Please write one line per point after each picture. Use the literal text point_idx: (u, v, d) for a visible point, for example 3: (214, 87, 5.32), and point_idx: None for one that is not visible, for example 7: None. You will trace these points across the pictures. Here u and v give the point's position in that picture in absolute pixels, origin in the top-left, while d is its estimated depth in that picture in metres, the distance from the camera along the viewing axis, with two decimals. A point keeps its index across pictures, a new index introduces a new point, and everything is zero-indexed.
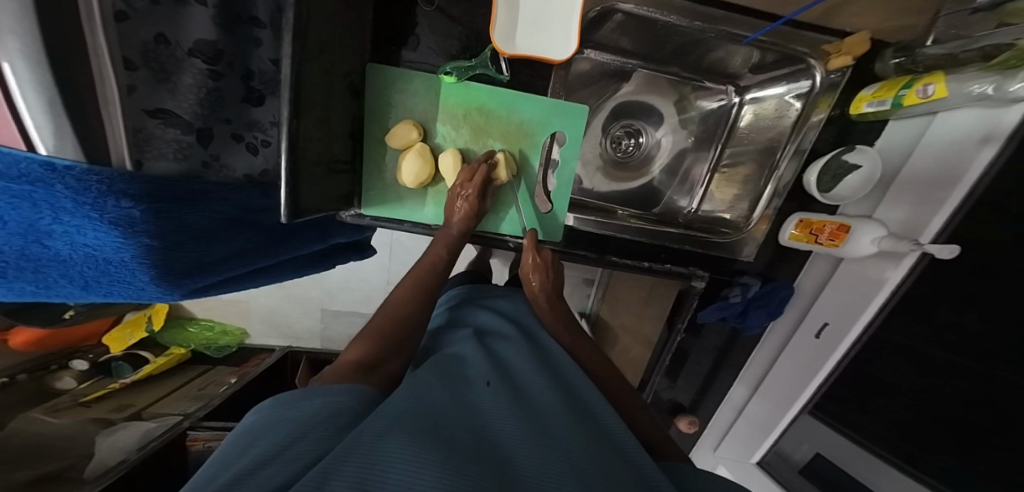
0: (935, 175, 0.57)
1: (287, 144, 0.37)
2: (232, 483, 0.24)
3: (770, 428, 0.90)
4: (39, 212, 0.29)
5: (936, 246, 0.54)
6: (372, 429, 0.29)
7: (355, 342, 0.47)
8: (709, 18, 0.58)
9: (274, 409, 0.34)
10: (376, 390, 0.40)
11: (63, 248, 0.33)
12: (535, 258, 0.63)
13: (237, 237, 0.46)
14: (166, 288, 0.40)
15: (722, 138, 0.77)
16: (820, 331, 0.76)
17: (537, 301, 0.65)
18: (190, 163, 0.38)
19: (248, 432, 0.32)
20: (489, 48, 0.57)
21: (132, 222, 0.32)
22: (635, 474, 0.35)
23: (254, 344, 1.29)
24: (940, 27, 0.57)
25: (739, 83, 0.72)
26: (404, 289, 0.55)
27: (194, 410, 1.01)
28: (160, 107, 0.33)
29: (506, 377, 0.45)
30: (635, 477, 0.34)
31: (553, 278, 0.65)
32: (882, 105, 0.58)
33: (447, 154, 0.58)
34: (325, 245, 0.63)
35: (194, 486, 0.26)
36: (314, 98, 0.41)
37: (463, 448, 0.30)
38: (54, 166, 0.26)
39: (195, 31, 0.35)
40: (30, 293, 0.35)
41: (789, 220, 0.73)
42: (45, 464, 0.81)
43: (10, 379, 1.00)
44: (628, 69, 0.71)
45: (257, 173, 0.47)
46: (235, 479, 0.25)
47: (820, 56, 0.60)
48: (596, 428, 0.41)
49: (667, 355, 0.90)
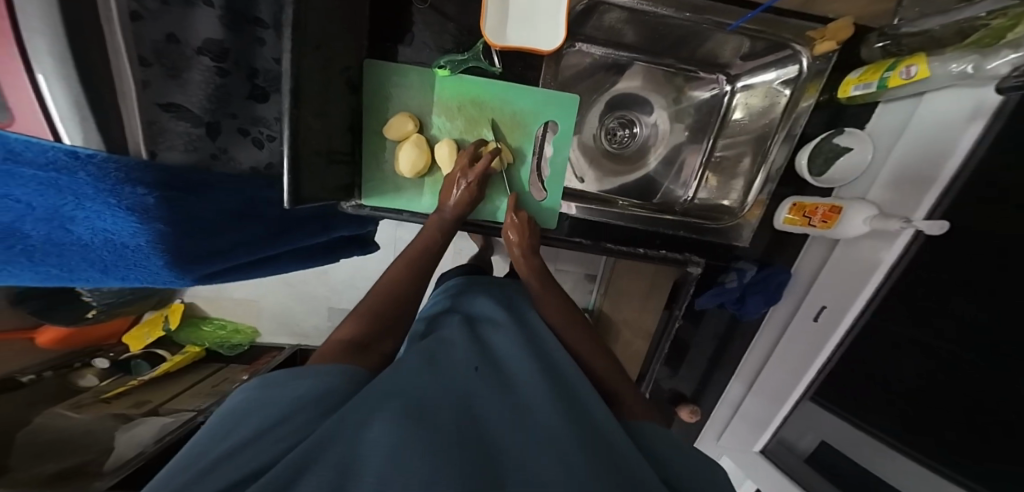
0: (924, 156, 0.57)
1: (289, 135, 0.39)
2: (214, 464, 0.27)
3: (767, 423, 0.91)
4: (63, 199, 0.31)
5: (925, 222, 0.54)
6: (358, 413, 0.32)
7: (347, 320, 0.49)
8: (695, 8, 0.60)
9: (257, 390, 0.36)
10: (368, 369, 0.43)
11: (84, 233, 0.35)
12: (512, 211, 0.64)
13: (244, 227, 0.49)
14: (178, 272, 0.43)
15: (715, 128, 0.78)
16: (819, 314, 0.76)
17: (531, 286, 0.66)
18: (199, 155, 0.40)
19: (236, 408, 0.34)
20: (481, 42, 0.59)
21: (146, 208, 0.35)
22: (612, 454, 0.37)
23: (265, 342, 1.33)
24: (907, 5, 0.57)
25: (729, 72, 0.73)
26: (399, 268, 0.57)
27: (207, 405, 1.05)
28: (170, 101, 0.36)
29: (493, 365, 0.48)
30: (612, 457, 0.37)
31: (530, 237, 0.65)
32: (868, 87, 0.59)
33: (443, 144, 0.60)
34: (328, 237, 0.66)
35: (188, 460, 0.29)
36: (313, 91, 0.43)
37: (446, 430, 0.32)
38: (78, 154, 0.29)
39: (203, 31, 0.37)
40: (57, 276, 0.38)
41: (783, 204, 0.72)
42: (67, 458, 0.85)
43: (37, 376, 1.06)
44: (624, 62, 0.73)
45: (263, 166, 0.50)
46: (208, 467, 0.27)
47: (805, 42, 0.61)
48: (577, 412, 0.43)
49: (667, 341, 0.89)
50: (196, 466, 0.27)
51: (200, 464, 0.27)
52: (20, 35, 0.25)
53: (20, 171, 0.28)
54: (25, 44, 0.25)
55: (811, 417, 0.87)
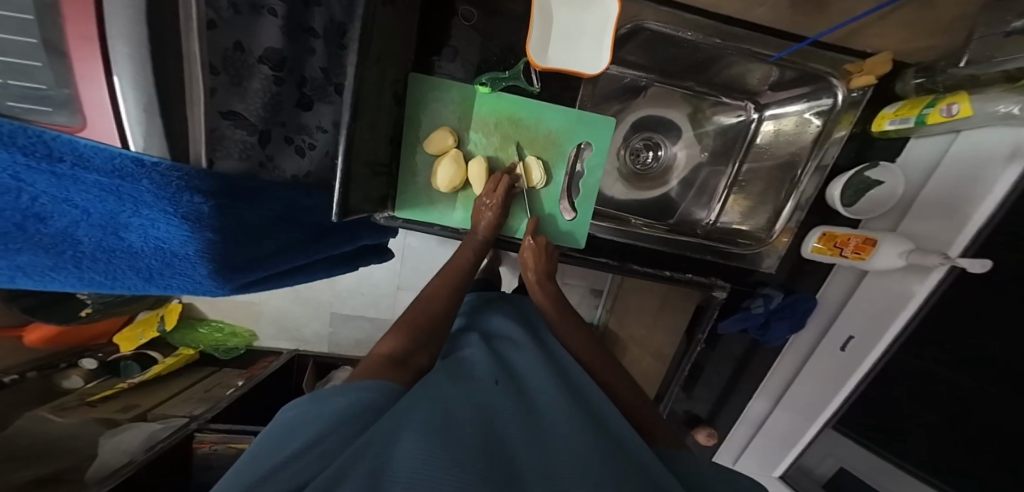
0: (959, 189, 0.59)
1: (345, 147, 0.40)
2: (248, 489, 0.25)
3: (794, 442, 0.89)
4: (122, 205, 0.32)
5: (967, 260, 0.55)
6: (386, 430, 0.31)
7: (391, 333, 0.49)
8: (728, 35, 0.61)
9: (307, 404, 0.35)
10: (403, 384, 0.41)
11: (136, 240, 0.36)
12: (538, 281, 0.64)
13: (280, 234, 0.49)
14: (220, 282, 0.42)
15: (740, 152, 0.79)
16: (846, 344, 0.76)
17: (526, 275, 0.65)
18: (251, 163, 0.40)
19: (283, 426, 0.33)
20: (522, 61, 0.60)
21: (200, 217, 0.35)
22: (646, 475, 0.36)
23: (264, 346, 1.28)
24: (974, 47, 0.57)
25: (758, 100, 0.75)
26: (435, 285, 0.57)
27: (201, 412, 0.99)
28: (231, 109, 0.36)
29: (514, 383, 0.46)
30: (647, 478, 0.35)
31: (547, 263, 0.65)
32: (904, 122, 0.61)
33: (476, 161, 0.60)
34: (353, 246, 0.67)
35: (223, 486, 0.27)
36: (368, 102, 0.43)
37: (474, 447, 0.31)
38: (144, 161, 0.29)
39: (266, 40, 0.39)
40: (99, 283, 0.39)
41: (813, 233, 0.74)
42: (47, 463, 0.81)
43: (20, 376, 0.98)
44: (642, 84, 0.74)
45: (303, 173, 0.48)
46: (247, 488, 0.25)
47: (842, 75, 0.63)
48: (608, 436, 0.41)
49: (686, 365, 0.90)
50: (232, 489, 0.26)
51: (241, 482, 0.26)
52: (105, 40, 0.26)
53: (85, 176, 0.28)
54: (107, 51, 0.26)
55: (830, 442, 0.87)
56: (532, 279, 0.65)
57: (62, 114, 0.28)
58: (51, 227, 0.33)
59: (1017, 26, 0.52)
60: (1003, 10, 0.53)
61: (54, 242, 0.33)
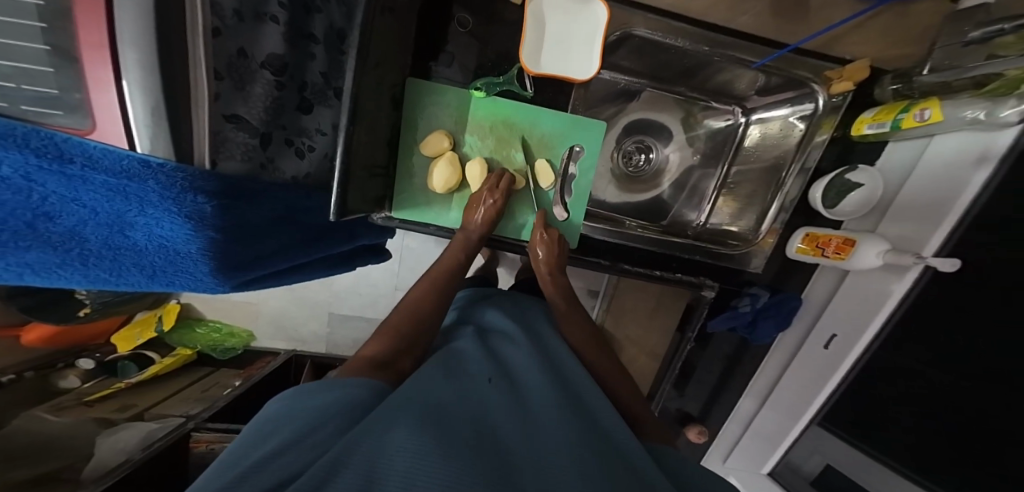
0: (936, 191, 0.61)
1: (344, 148, 0.42)
2: (246, 474, 0.26)
3: (780, 441, 0.92)
4: (129, 204, 0.33)
5: (938, 259, 0.57)
6: (381, 420, 0.32)
7: (374, 338, 0.50)
8: (715, 43, 0.63)
9: (295, 398, 0.37)
10: (387, 383, 0.43)
11: (141, 239, 0.37)
12: (551, 274, 0.65)
13: (280, 234, 0.50)
14: (221, 279, 0.44)
15: (729, 155, 0.81)
16: (830, 342, 0.78)
17: (540, 272, 0.65)
18: (252, 164, 0.41)
19: (274, 416, 0.35)
20: (516, 67, 0.62)
21: (202, 216, 0.36)
22: (630, 469, 0.38)
23: (260, 347, 1.29)
24: (937, 56, 0.60)
25: (745, 104, 0.78)
26: (421, 289, 0.58)
27: (198, 411, 1.00)
28: (234, 113, 0.38)
29: (507, 378, 0.48)
30: (631, 472, 0.37)
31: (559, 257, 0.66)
32: (881, 126, 0.63)
33: (475, 162, 0.61)
34: (351, 246, 0.69)
35: (218, 471, 0.28)
36: (366, 106, 0.45)
37: (466, 442, 0.32)
38: (150, 163, 0.30)
39: (268, 46, 0.40)
40: (104, 279, 0.40)
41: (797, 234, 0.76)
42: (46, 463, 0.82)
43: (18, 376, 0.98)
44: (637, 88, 0.76)
45: (302, 174, 0.50)
46: (242, 474, 0.27)
47: (823, 81, 0.65)
48: (593, 428, 0.43)
49: (677, 363, 0.92)
50: (230, 473, 0.27)
51: (235, 469, 0.27)
52: (114, 46, 0.27)
53: (95, 176, 0.30)
54: (117, 57, 0.27)
55: (819, 439, 0.88)
56: (544, 271, 0.65)
57: (73, 117, 0.29)
58: (59, 225, 0.34)
59: (973, 36, 0.55)
60: (963, 19, 0.56)
61: (62, 241, 0.35)
